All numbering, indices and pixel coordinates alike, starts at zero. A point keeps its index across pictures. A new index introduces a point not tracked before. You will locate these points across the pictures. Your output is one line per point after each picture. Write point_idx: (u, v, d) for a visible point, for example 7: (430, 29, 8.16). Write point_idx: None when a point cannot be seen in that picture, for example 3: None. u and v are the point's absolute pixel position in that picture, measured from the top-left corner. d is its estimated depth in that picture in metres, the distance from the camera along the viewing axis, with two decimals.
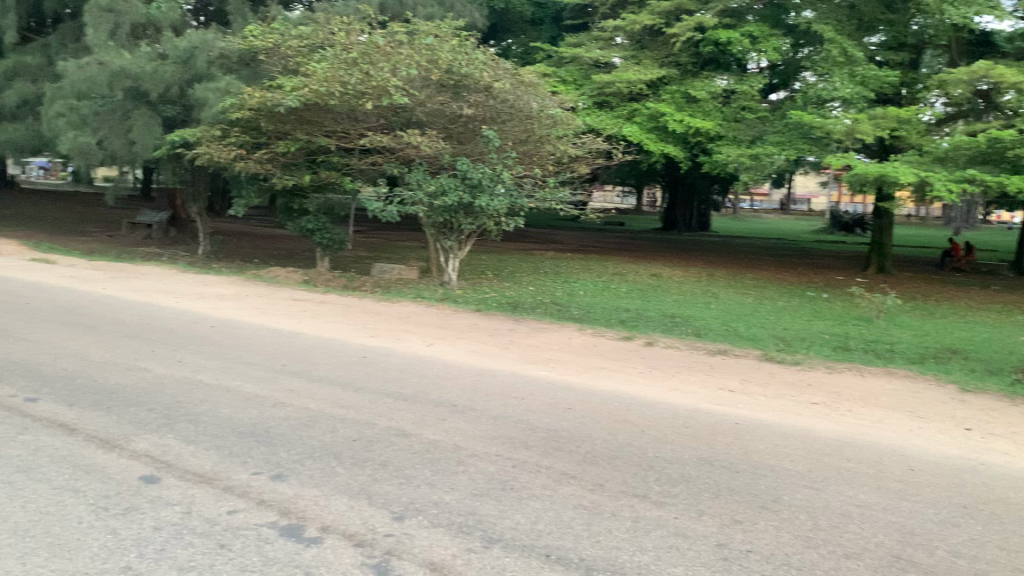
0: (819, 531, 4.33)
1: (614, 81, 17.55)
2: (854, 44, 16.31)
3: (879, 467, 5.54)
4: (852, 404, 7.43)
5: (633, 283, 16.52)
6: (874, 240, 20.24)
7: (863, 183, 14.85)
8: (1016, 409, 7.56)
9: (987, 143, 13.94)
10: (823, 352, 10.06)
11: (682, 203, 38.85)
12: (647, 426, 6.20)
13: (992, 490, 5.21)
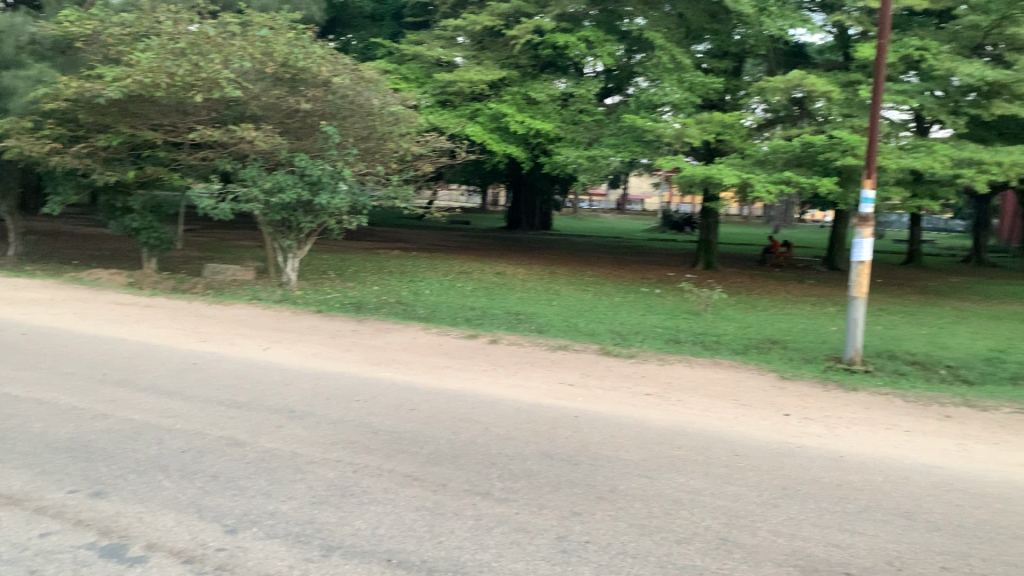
0: (653, 518, 4.50)
1: (456, 80, 17.60)
2: (682, 51, 17.11)
3: (707, 453, 5.82)
4: (683, 394, 7.78)
5: (477, 281, 16.63)
6: (703, 238, 21.34)
7: (692, 184, 15.62)
8: (827, 395, 8.18)
9: (801, 148, 14.99)
10: (657, 345, 10.49)
11: (525, 202, 39.52)
12: (490, 423, 6.25)
13: (809, 470, 5.59)
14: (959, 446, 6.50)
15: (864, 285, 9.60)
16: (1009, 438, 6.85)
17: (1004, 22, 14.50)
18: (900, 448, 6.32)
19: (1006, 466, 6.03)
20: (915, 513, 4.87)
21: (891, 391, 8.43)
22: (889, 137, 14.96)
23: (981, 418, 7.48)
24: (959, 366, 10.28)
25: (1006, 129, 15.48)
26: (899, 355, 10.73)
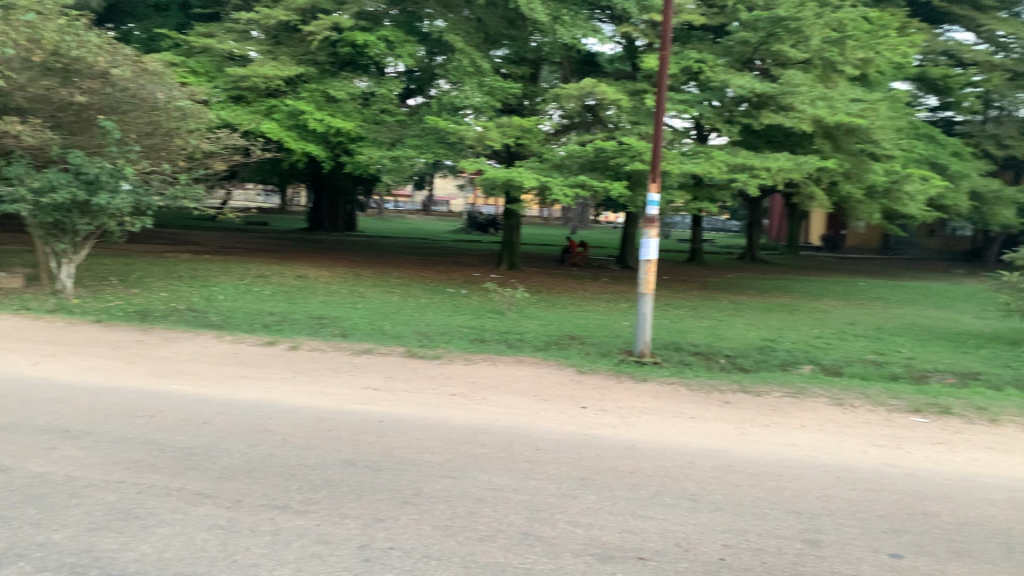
0: (456, 518, 4.52)
1: (249, 76, 16.91)
2: (481, 55, 17.39)
3: (510, 450, 5.94)
4: (486, 392, 7.89)
5: (278, 285, 16.06)
6: (506, 239, 21.79)
7: (494, 186, 15.91)
8: (620, 386, 8.60)
9: (595, 152, 15.66)
10: (461, 345, 10.58)
11: (327, 203, 38.74)
12: (288, 433, 6.03)
13: (605, 460, 5.83)
14: (736, 429, 7.04)
15: (652, 282, 10.18)
16: (779, 420, 7.51)
17: (770, 40, 15.87)
18: (686, 434, 6.75)
19: (776, 446, 6.60)
20: (699, 495, 5.21)
21: (678, 381, 8.99)
22: (673, 143, 15.95)
23: (755, 403, 8.14)
24: (736, 355, 11.14)
25: (773, 138, 16.94)
26: (684, 347, 11.47)
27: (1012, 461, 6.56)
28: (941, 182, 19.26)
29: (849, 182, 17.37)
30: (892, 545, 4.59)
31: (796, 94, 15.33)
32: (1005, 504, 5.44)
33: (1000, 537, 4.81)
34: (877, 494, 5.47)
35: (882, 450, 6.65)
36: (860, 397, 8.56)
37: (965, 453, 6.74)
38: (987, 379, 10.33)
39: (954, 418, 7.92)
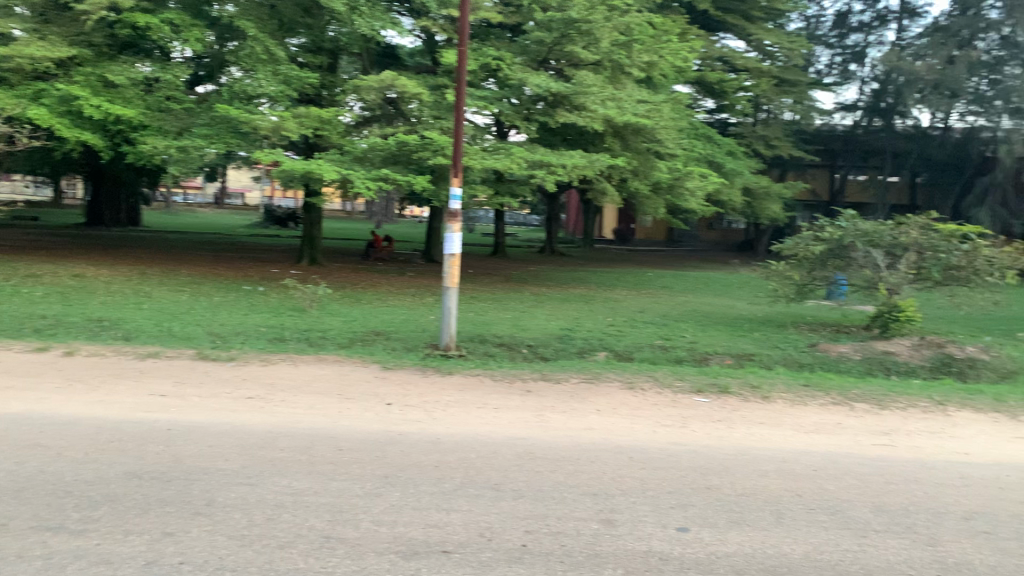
0: (253, 526, 4.34)
1: (13, 56, 15.34)
2: (276, 42, 16.77)
3: (311, 451, 5.78)
4: (284, 393, 7.63)
5: (50, 285, 14.71)
6: (305, 233, 21.18)
7: (291, 178, 15.42)
8: (425, 381, 8.62)
9: (396, 145, 15.55)
10: (258, 345, 10.17)
11: (108, 195, 36.04)
12: (64, 447, 5.54)
13: (409, 456, 5.82)
14: (538, 417, 7.24)
15: (456, 276, 10.26)
16: (577, 406, 7.80)
17: (563, 40, 16.42)
18: (490, 425, 6.85)
19: (574, 431, 6.85)
20: (503, 484, 5.31)
21: (481, 372, 9.13)
22: (475, 139, 16.14)
23: (555, 391, 8.42)
24: (537, 345, 11.44)
25: (568, 135, 17.55)
26: (488, 339, 11.66)
27: (782, 434, 7.19)
28: (719, 179, 20.77)
29: (638, 178, 18.32)
30: (679, 519, 4.89)
31: (588, 94, 15.97)
32: (776, 474, 5.95)
33: (772, 505, 5.26)
34: (667, 472, 5.82)
35: (670, 430, 7.07)
36: (650, 380, 9.08)
37: (742, 428, 7.30)
38: (760, 359, 11.28)
39: (732, 396, 8.58)
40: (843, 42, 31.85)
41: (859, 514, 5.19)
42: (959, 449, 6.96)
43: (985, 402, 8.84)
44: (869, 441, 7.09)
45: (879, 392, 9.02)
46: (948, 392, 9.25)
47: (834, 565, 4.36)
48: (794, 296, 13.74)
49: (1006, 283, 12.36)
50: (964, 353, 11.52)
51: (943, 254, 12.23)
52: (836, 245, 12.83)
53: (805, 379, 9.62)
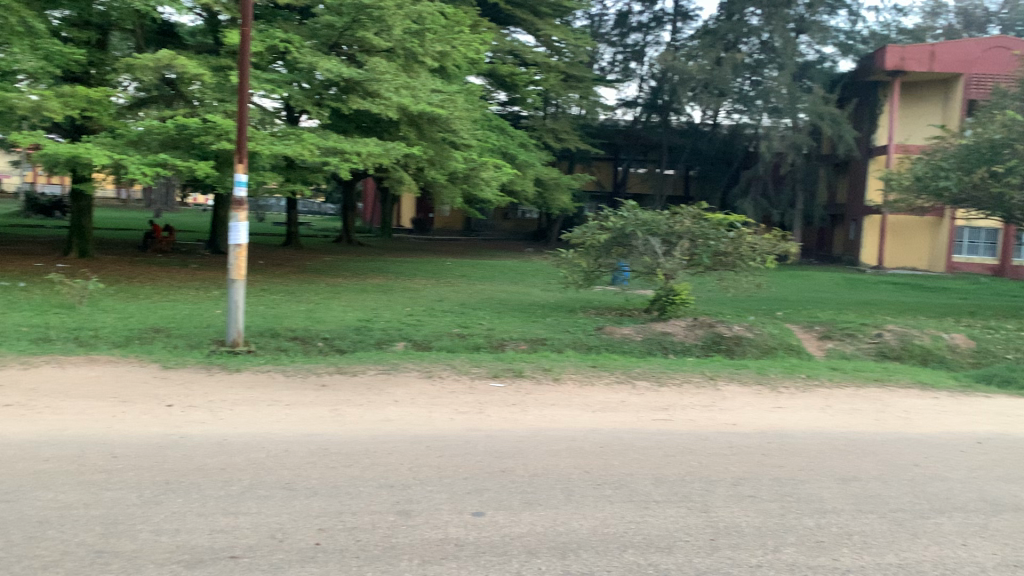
0: (12, 548, 3.94)
1: None
2: (34, 14, 15.25)
3: (80, 461, 5.32)
4: (52, 399, 6.98)
5: None
6: (74, 223, 19.44)
7: (55, 162, 14.10)
8: (211, 379, 8.19)
9: (176, 129, 14.61)
10: (18, 347, 9.22)
11: None
12: None
13: (192, 460, 5.50)
14: (332, 412, 7.08)
15: (243, 267, 9.81)
16: (373, 398, 7.71)
17: (354, 26, 16.14)
18: (280, 423, 6.61)
19: (369, 424, 6.75)
20: (295, 482, 5.15)
21: (272, 368, 8.80)
22: (263, 124, 15.51)
23: (350, 383, 8.29)
24: (332, 338, 11.19)
25: (361, 123, 17.29)
26: (280, 332, 11.26)
27: (571, 413, 7.52)
28: (512, 170, 21.31)
29: (433, 168, 18.37)
30: (474, 504, 4.96)
31: (381, 81, 15.80)
32: (566, 453, 6.19)
33: (562, 483, 5.47)
34: (462, 459, 5.88)
35: (465, 417, 7.16)
36: (447, 368, 9.17)
37: (534, 411, 7.53)
38: (552, 344, 11.69)
39: (526, 380, 8.84)
40: (624, 40, 33.55)
41: (642, 486, 5.51)
42: (728, 420, 7.56)
43: (751, 375, 9.70)
44: (651, 416, 7.54)
45: (660, 370, 9.64)
46: (719, 368, 10.05)
47: (618, 537, 4.60)
48: (582, 282, 14.34)
49: (766, 267, 13.53)
50: (732, 331, 12.51)
51: (713, 242, 13.18)
52: (619, 233, 13.46)
53: (592, 361, 10.09)
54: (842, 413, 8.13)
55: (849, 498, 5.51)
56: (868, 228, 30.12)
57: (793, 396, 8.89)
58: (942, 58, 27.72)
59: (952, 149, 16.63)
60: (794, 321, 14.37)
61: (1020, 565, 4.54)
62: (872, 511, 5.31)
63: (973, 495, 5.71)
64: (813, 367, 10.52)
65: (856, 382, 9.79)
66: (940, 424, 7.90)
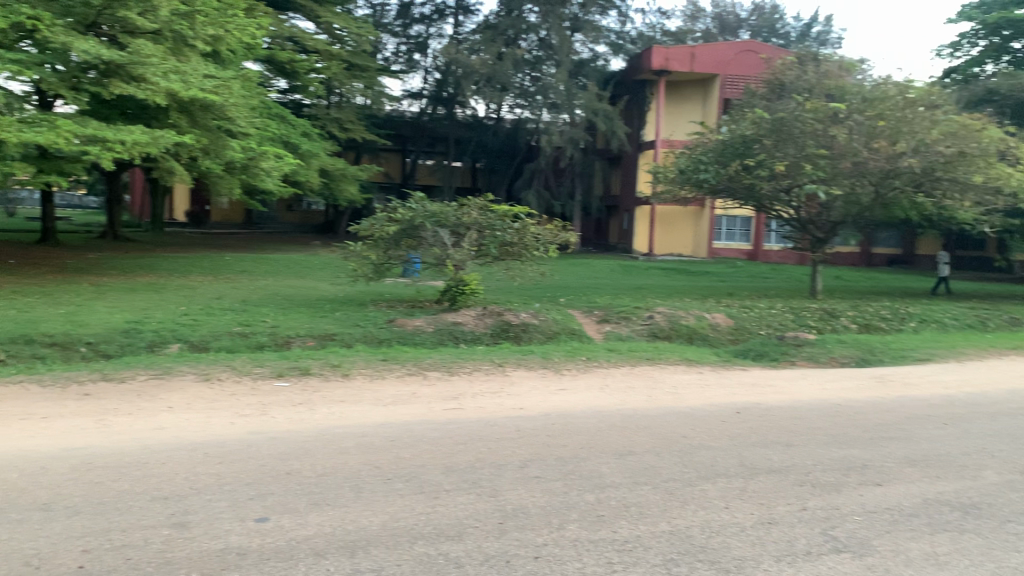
0: None
1: None
2: None
3: None
4: None
5: None
6: None
7: None
8: None
9: None
10: None
11: None
12: None
13: None
14: (98, 422, 6.53)
15: None
16: (144, 406, 7.19)
17: (114, 4, 14.97)
18: (39, 437, 6.02)
19: (141, 434, 6.29)
20: (54, 503, 4.70)
21: (25, 379, 7.98)
22: (10, 109, 14.02)
23: (118, 391, 7.68)
24: (97, 342, 10.35)
25: (126, 109, 16.08)
26: (36, 338, 10.25)
27: (360, 409, 7.41)
28: (293, 161, 20.67)
29: (208, 157, 17.45)
30: (258, 510, 4.77)
31: (147, 65, 14.79)
32: (356, 450, 6.09)
33: (351, 481, 5.38)
34: (244, 463, 5.64)
35: (248, 420, 6.86)
36: (227, 370, 8.74)
37: (322, 409, 7.34)
38: (341, 339, 11.47)
39: (313, 378, 8.61)
40: (407, 31, 33.46)
41: (433, 477, 5.53)
42: (514, 405, 7.76)
43: (536, 360, 10.04)
44: (441, 407, 7.59)
45: (450, 360, 9.72)
46: (505, 355, 10.31)
47: (409, 530, 4.59)
48: (371, 274, 14.19)
49: (549, 256, 14.07)
50: (519, 319, 12.88)
51: (499, 232, 13.49)
52: (407, 225, 13.36)
53: (382, 354, 10.00)
54: (620, 392, 8.60)
55: (626, 472, 5.84)
56: (640, 217, 32.08)
57: (575, 378, 9.30)
58: (701, 59, 29.96)
59: (710, 144, 18.00)
60: (576, 307, 15.01)
61: (774, 522, 5.01)
62: (647, 482, 5.66)
63: (734, 461, 6.24)
64: (592, 350, 11.04)
65: (631, 361, 10.42)
66: (705, 397, 8.55)
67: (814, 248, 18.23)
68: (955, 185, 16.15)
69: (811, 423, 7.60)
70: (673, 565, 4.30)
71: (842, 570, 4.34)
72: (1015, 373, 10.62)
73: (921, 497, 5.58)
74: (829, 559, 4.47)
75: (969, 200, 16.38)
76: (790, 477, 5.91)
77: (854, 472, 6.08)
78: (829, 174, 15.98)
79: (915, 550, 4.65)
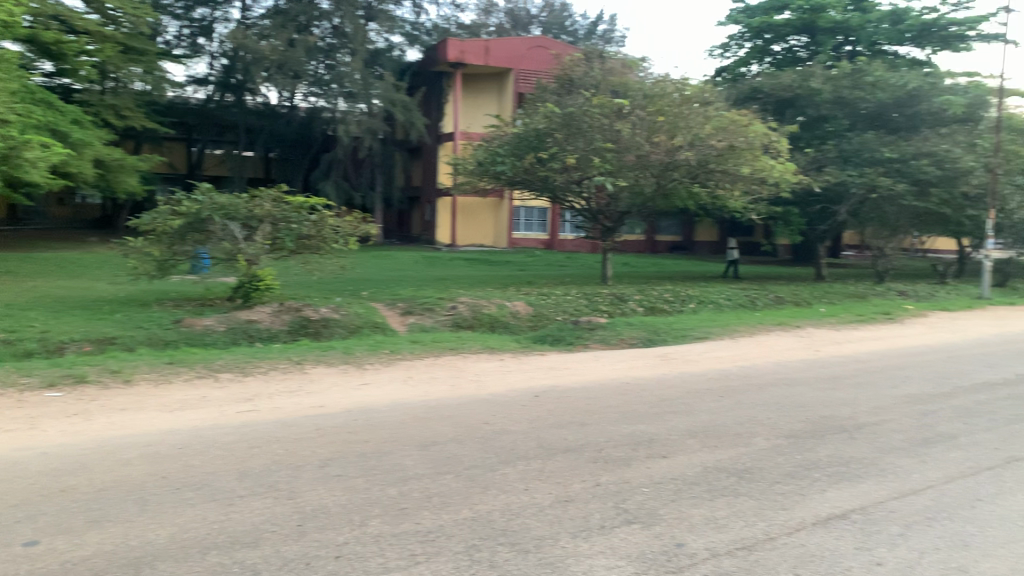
0: None
1: None
2: None
3: None
4: None
5: None
6: None
7: None
8: None
9: None
10: None
11: None
12: None
13: None
14: None
15: None
16: None
17: None
18: None
19: None
20: None
21: None
22: None
23: None
24: None
25: None
26: None
27: (145, 417, 6.94)
28: (63, 150, 18.99)
29: None
30: (27, 533, 4.35)
31: None
32: (142, 460, 5.72)
33: (136, 493, 5.04)
34: (11, 483, 5.14)
35: (12, 436, 6.23)
36: None
37: (101, 419, 6.82)
38: (122, 342, 10.70)
39: (89, 387, 7.96)
40: (189, 14, 31.60)
41: (225, 483, 5.29)
42: (314, 403, 7.57)
43: (336, 356, 9.83)
44: (234, 409, 7.27)
45: (243, 361, 9.31)
46: (304, 352, 10.02)
47: (200, 541, 4.36)
48: (156, 272, 13.34)
49: (349, 248, 13.87)
50: (318, 314, 12.59)
51: (295, 225, 13.10)
52: (194, 219, 12.64)
53: (168, 357, 9.42)
54: (422, 384, 8.62)
55: (428, 463, 5.86)
56: (440, 208, 32.24)
57: (377, 371, 9.22)
58: (495, 53, 30.54)
59: (506, 137, 18.37)
60: (378, 300, 14.85)
61: (570, 499, 5.21)
62: (449, 471, 5.70)
63: (532, 444, 6.43)
64: (394, 343, 10.96)
65: (432, 353, 10.46)
66: (503, 384, 8.76)
67: (604, 236, 19.15)
68: (727, 176, 17.45)
69: (604, 402, 7.97)
70: (474, 550, 4.38)
71: (633, 540, 4.59)
72: (781, 348, 11.67)
73: (701, 465, 6.01)
74: (620, 531, 4.72)
75: (739, 189, 17.84)
76: (585, 455, 6.17)
77: (641, 447, 6.44)
78: (616, 166, 16.79)
79: (696, 515, 5.00)
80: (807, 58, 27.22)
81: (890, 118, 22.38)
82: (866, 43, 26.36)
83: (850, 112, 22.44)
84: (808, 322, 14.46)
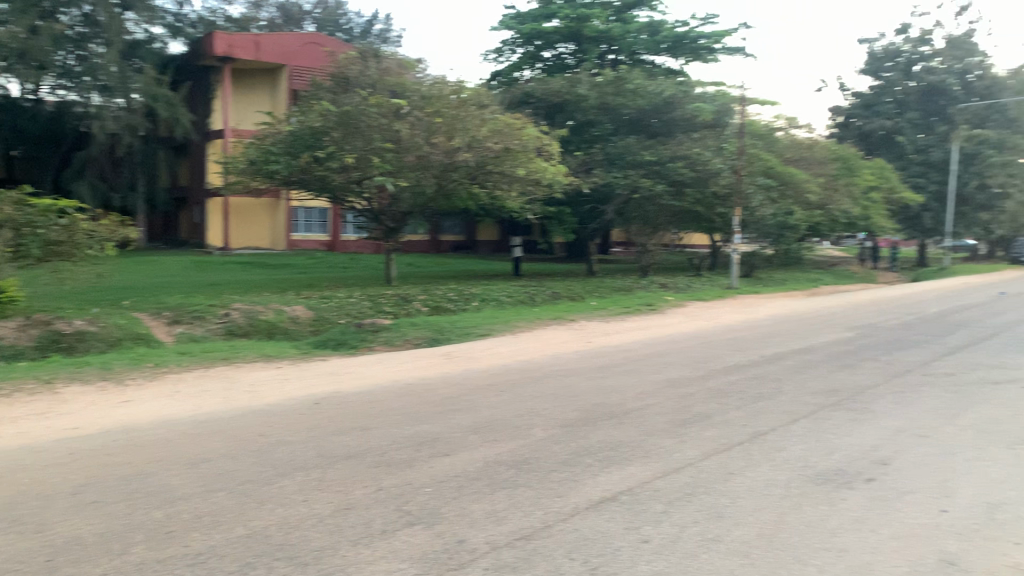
0: None
1: None
2: None
3: None
4: None
5: None
6: None
7: None
8: None
9: None
10: None
11: None
12: None
13: None
14: None
15: None
16: None
17: None
18: None
19: None
20: None
21: None
22: None
23: None
24: None
25: None
26: None
27: None
28: None
29: None
30: None
31: None
32: None
33: None
34: None
35: None
36: None
37: None
38: None
39: None
40: None
41: None
42: (67, 426, 6.94)
43: (93, 372, 9.07)
44: None
45: None
46: (55, 370, 9.14)
47: None
48: None
49: (105, 254, 12.90)
50: (72, 327, 11.56)
51: (41, 230, 11.95)
52: None
53: None
54: (192, 397, 8.16)
55: (198, 481, 5.56)
56: (212, 210, 30.65)
57: (141, 387, 8.59)
58: (267, 48, 29.52)
59: (280, 136, 17.80)
60: (142, 309, 13.85)
61: (351, 507, 5.13)
62: (221, 488, 5.43)
63: (311, 453, 6.27)
64: (160, 355, 10.28)
65: (204, 363, 9.93)
66: (281, 393, 8.46)
67: (387, 237, 19.05)
68: (503, 176, 17.97)
69: (387, 404, 7.93)
70: (250, 568, 4.20)
71: (415, 541, 4.60)
72: (555, 341, 12.18)
73: (482, 460, 6.14)
74: (402, 534, 4.71)
75: (515, 190, 18.51)
76: (367, 461, 6.11)
77: (424, 447, 6.47)
78: (395, 166, 16.75)
79: (477, 511, 5.09)
80: (574, 65, 28.48)
81: (648, 123, 24.02)
82: (627, 52, 28.15)
83: (614, 117, 23.83)
84: (582, 315, 15.22)
